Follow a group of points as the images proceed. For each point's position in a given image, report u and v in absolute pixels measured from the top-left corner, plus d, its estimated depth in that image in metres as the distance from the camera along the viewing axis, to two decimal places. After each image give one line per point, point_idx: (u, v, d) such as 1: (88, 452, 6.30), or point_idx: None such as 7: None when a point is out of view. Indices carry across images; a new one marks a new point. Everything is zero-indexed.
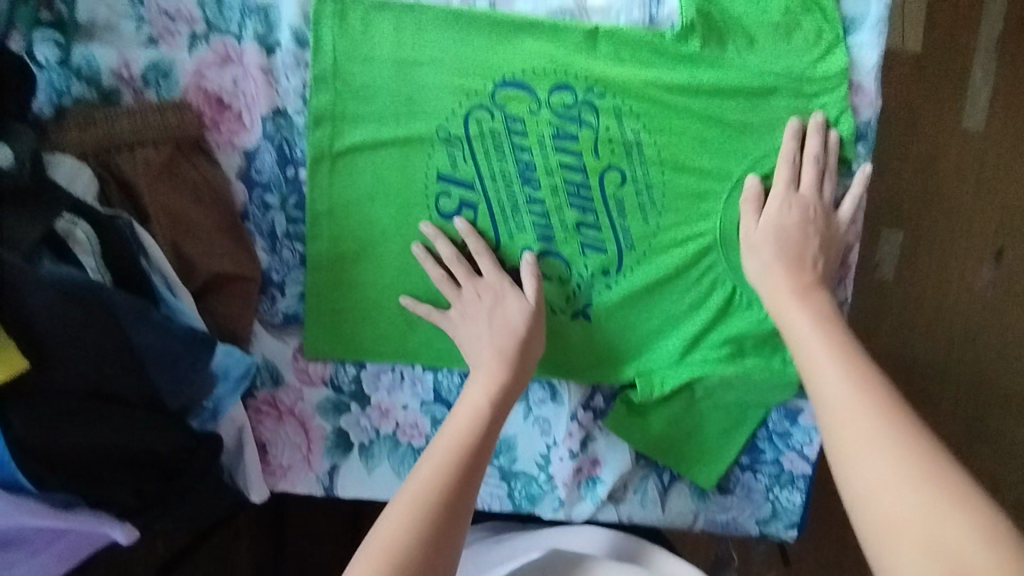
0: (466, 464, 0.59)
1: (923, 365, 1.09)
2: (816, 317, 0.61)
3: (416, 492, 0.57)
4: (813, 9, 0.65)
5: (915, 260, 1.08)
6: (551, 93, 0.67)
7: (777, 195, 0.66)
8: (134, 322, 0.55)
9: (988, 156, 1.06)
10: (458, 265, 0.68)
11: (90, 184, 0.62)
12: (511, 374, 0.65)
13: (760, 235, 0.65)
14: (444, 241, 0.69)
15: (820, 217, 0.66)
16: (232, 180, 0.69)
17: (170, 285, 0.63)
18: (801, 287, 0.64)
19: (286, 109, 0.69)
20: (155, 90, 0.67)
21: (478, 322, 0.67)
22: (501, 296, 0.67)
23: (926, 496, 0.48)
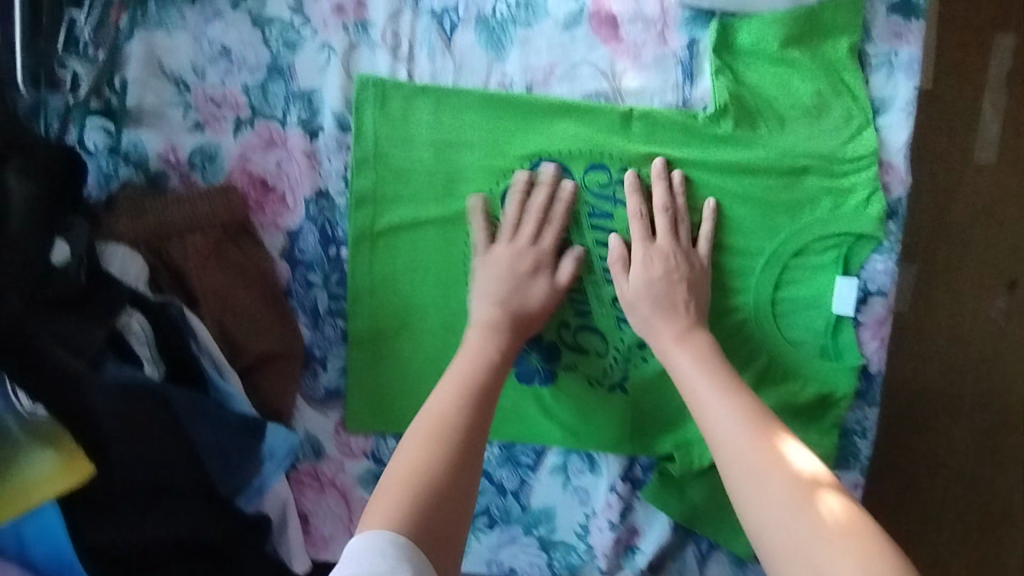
0: (466, 400, 0.60)
1: (938, 397, 1.00)
2: (698, 356, 0.63)
3: (422, 431, 0.57)
4: (844, 92, 0.66)
5: (931, 294, 0.98)
6: (587, 173, 0.69)
7: (636, 247, 0.68)
8: (193, 418, 0.57)
9: (999, 184, 0.97)
10: (533, 222, 0.68)
11: (141, 272, 0.63)
12: (511, 334, 0.65)
13: (632, 293, 0.67)
14: (542, 192, 0.68)
15: (683, 260, 0.67)
16: (275, 259, 0.70)
17: (218, 367, 0.63)
18: (679, 329, 0.65)
19: (328, 190, 0.70)
20: (201, 174, 0.69)
21: (501, 274, 0.67)
22: (534, 268, 0.67)
23: (808, 513, 0.51)
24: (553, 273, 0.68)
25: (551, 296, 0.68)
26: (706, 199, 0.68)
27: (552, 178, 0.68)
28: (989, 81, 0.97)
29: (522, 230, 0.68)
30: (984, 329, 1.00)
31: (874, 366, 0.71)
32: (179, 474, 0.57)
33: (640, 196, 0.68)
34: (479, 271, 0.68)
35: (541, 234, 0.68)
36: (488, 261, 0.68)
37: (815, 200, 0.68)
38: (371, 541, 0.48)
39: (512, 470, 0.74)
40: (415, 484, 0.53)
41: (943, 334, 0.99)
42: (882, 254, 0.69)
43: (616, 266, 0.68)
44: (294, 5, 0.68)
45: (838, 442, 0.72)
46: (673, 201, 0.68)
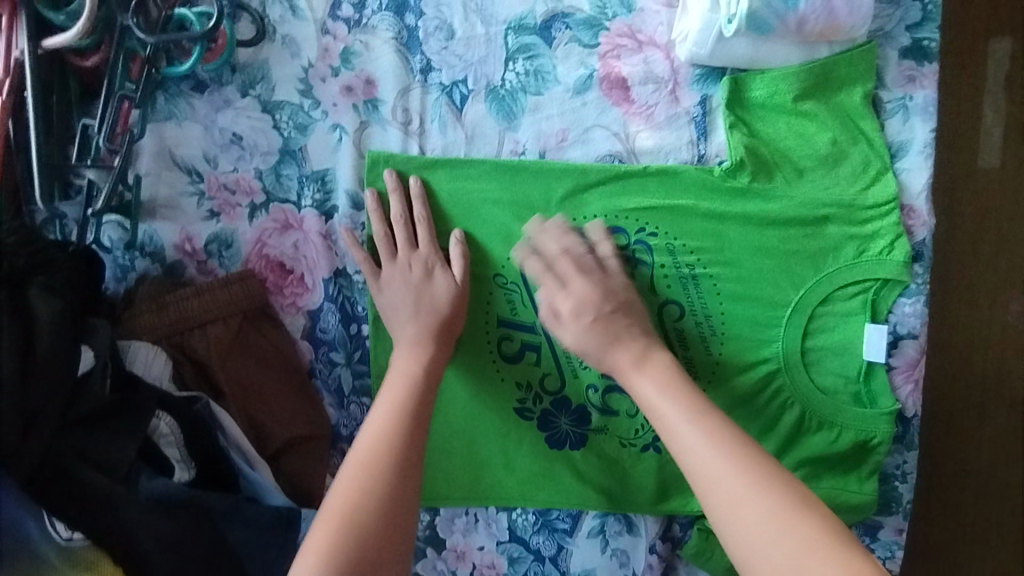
0: (400, 426, 0.58)
1: (971, 407, 0.99)
2: (663, 381, 0.57)
3: (357, 462, 0.56)
4: (859, 140, 0.67)
5: (950, 307, 0.98)
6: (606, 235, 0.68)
7: (563, 296, 0.63)
8: (226, 519, 0.56)
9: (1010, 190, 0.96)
10: (401, 227, 0.66)
11: (164, 367, 0.63)
12: (438, 345, 0.64)
13: (576, 337, 0.62)
14: (397, 199, 0.67)
15: (603, 290, 0.62)
16: (298, 340, 0.70)
17: (248, 458, 0.62)
18: (636, 354, 0.60)
19: (346, 269, 0.69)
20: (218, 261, 0.69)
21: (400, 291, 0.65)
22: (428, 272, 0.66)
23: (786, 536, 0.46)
24: (449, 270, 0.66)
25: (456, 293, 0.66)
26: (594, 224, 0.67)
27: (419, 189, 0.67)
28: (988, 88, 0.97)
29: (397, 246, 0.67)
30: (1000, 332, 0.98)
31: (910, 409, 0.70)
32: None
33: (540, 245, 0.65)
34: (381, 293, 0.66)
35: (419, 238, 0.67)
36: (386, 282, 0.66)
37: (838, 248, 0.67)
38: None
39: (550, 536, 0.72)
40: (345, 523, 0.52)
41: (964, 345, 0.98)
42: (910, 297, 0.69)
43: (548, 317, 0.64)
44: (303, 88, 0.68)
45: (880, 487, 0.71)
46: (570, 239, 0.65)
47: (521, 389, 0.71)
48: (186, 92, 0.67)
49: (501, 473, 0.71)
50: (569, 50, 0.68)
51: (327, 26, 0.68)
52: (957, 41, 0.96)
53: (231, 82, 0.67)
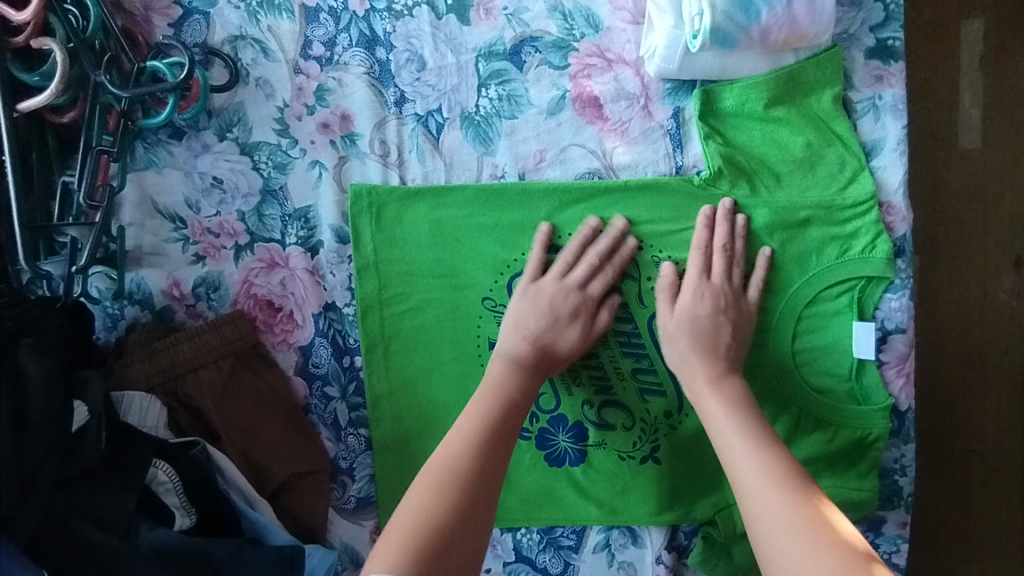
0: (482, 450, 0.58)
1: (969, 388, 0.99)
2: (732, 405, 0.61)
3: (432, 477, 0.56)
4: (833, 142, 0.67)
5: (939, 291, 0.99)
6: None
7: (690, 283, 0.66)
8: (233, 568, 0.56)
9: (991, 171, 0.97)
10: (582, 269, 0.67)
11: (160, 414, 0.63)
12: (530, 382, 0.64)
13: (675, 324, 0.66)
14: (600, 247, 0.67)
15: (732, 301, 0.66)
16: (291, 377, 0.70)
17: (250, 499, 0.63)
18: (714, 373, 0.64)
19: (335, 303, 0.70)
20: (207, 304, 0.69)
21: (539, 313, 0.66)
22: (575, 314, 0.66)
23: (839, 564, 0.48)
24: (593, 319, 0.67)
25: (583, 342, 0.66)
26: (762, 249, 0.68)
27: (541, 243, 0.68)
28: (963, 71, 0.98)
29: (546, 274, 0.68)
30: (993, 314, 0.99)
31: (903, 403, 0.70)
32: None
33: (710, 230, 0.67)
34: (525, 300, 0.67)
35: (573, 273, 0.67)
36: (531, 293, 0.67)
37: (820, 249, 0.68)
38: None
39: (555, 553, 0.72)
40: (418, 535, 0.52)
41: (954, 326, 0.99)
42: (895, 292, 0.69)
43: (664, 293, 0.67)
44: (280, 127, 0.68)
45: (880, 482, 0.70)
46: (713, 235, 0.67)
47: None
48: (165, 140, 0.68)
49: (502, 494, 0.72)
50: (540, 72, 0.69)
51: (299, 65, 0.69)
52: (928, 28, 0.97)
53: (208, 127, 0.68)
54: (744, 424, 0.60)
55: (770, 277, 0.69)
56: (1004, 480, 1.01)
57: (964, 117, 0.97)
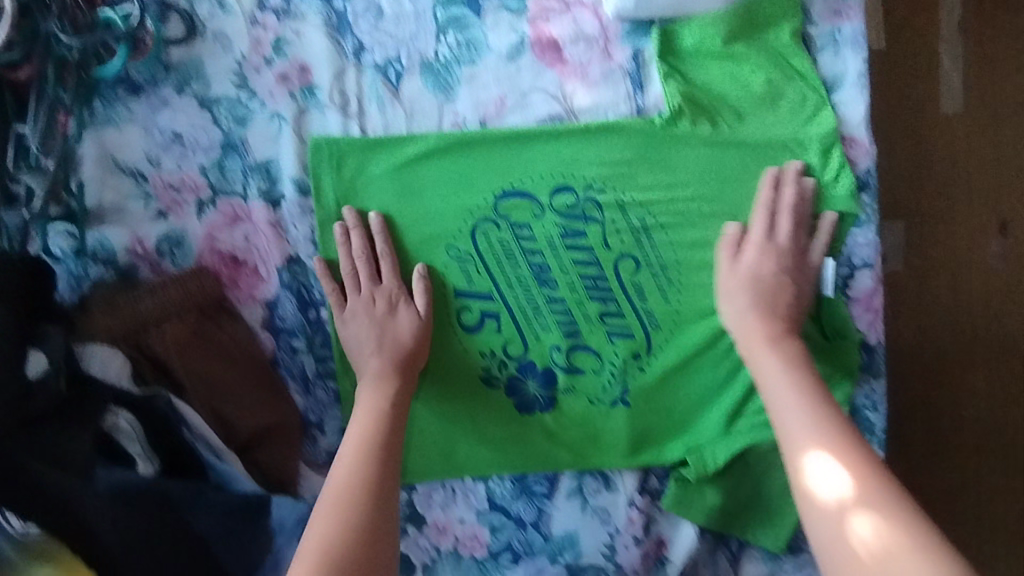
0: (371, 467, 0.60)
1: (953, 353, 1.01)
2: (788, 365, 0.62)
3: (332, 503, 0.57)
4: (793, 78, 0.67)
5: (924, 250, 1.00)
6: (552, 196, 0.69)
7: (754, 246, 0.67)
8: (191, 507, 0.56)
9: (965, 132, 1.00)
10: (366, 264, 0.68)
11: (123, 367, 0.61)
12: (400, 380, 0.66)
13: (736, 283, 0.67)
14: (361, 235, 0.68)
15: (790, 263, 0.67)
16: (258, 331, 0.70)
17: (216, 450, 0.62)
18: (773, 333, 0.65)
19: (299, 256, 0.70)
20: (171, 260, 0.69)
21: (364, 324, 0.67)
22: (391, 306, 0.68)
23: (852, 539, 0.51)
24: (413, 306, 0.68)
25: (420, 327, 0.68)
26: (828, 214, 0.67)
27: (379, 224, 0.68)
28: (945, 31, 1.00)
29: (361, 279, 0.68)
30: (984, 274, 1.00)
31: (872, 338, 0.70)
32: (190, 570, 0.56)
33: (774, 193, 0.67)
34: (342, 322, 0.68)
35: (382, 272, 0.68)
36: (349, 312, 0.67)
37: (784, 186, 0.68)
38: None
39: (528, 501, 0.73)
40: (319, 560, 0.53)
41: (947, 286, 0.99)
42: (862, 227, 0.69)
43: (727, 250, 0.68)
44: (238, 80, 0.68)
45: (851, 419, 0.70)
46: (779, 198, 0.67)
47: (485, 357, 0.71)
48: (123, 96, 0.68)
49: (473, 443, 0.72)
50: (498, 17, 0.69)
51: (256, 18, 0.69)
52: None
53: (166, 82, 0.68)
54: (798, 384, 0.61)
55: (731, 214, 0.69)
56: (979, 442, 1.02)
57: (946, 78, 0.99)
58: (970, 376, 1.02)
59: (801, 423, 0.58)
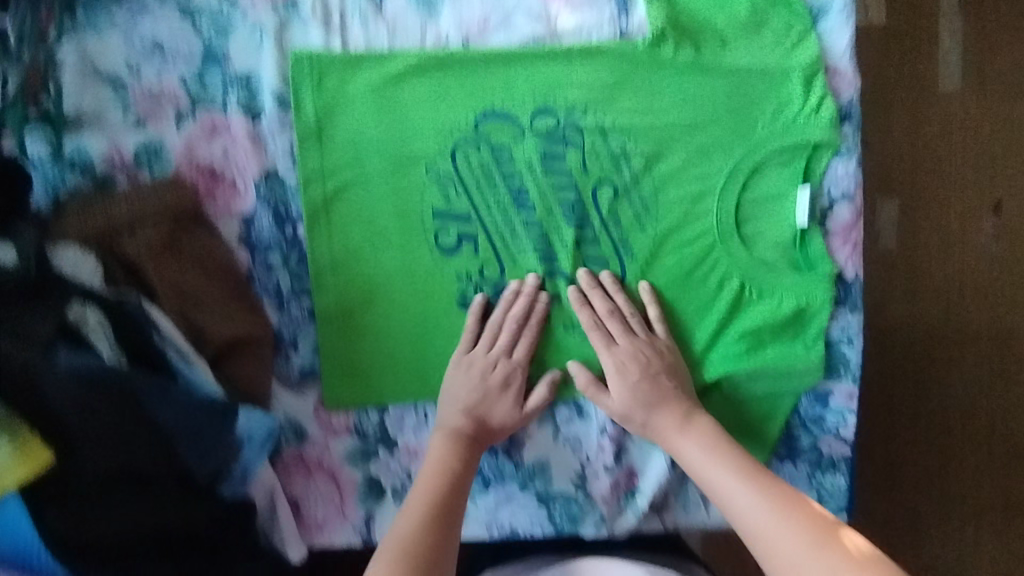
0: (438, 525, 0.62)
1: (934, 336, 1.21)
2: (708, 445, 0.64)
3: (393, 555, 0.59)
4: (778, 5, 0.67)
5: (914, 224, 1.20)
6: (533, 118, 0.69)
7: (616, 389, 0.68)
8: (153, 401, 0.55)
9: (968, 110, 1.19)
10: (510, 330, 0.69)
11: (95, 270, 0.61)
12: (471, 447, 0.68)
13: (621, 405, 0.68)
14: (522, 303, 0.70)
15: (651, 352, 0.68)
16: (233, 246, 0.70)
17: (185, 357, 0.63)
18: (681, 417, 0.67)
19: (277, 170, 0.69)
20: (149, 170, 0.69)
21: (468, 382, 0.69)
22: (506, 381, 0.69)
23: (850, 549, 0.56)
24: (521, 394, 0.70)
25: (514, 418, 0.69)
26: (641, 284, 0.70)
27: (544, 312, 0.70)
28: (938, 25, 1.18)
29: (499, 340, 0.70)
30: (976, 250, 1.20)
31: (849, 272, 0.70)
32: (152, 467, 0.55)
33: (591, 307, 0.69)
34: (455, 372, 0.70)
35: (518, 347, 0.70)
36: (463, 362, 0.69)
37: (766, 113, 0.68)
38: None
39: None
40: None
41: (919, 261, 1.20)
42: (843, 158, 0.69)
43: (590, 389, 0.69)
44: None
45: (825, 353, 0.71)
46: (617, 304, 0.69)
47: (461, 281, 0.71)
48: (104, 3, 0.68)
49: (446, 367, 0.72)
50: None
51: None
52: None
53: None
54: (724, 456, 0.63)
55: (713, 141, 0.68)
56: (924, 431, 1.21)
57: (945, 63, 1.18)
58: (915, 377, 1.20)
59: (743, 486, 0.61)
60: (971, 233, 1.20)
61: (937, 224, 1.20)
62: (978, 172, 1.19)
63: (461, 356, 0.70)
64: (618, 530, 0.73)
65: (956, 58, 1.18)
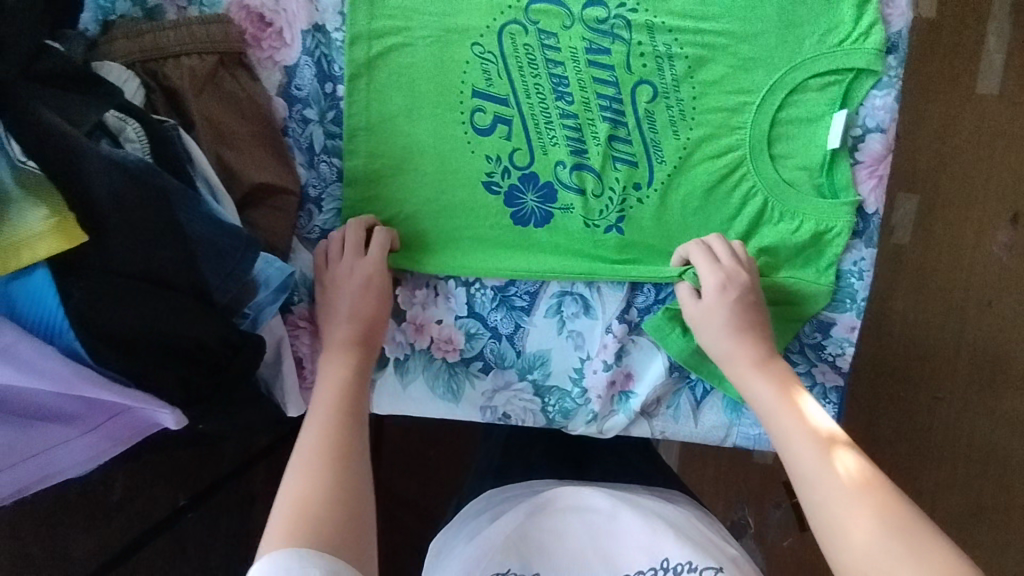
0: (346, 431, 0.60)
1: (935, 331, 1.22)
2: (775, 381, 0.63)
3: (302, 463, 0.57)
4: None
5: (931, 217, 1.20)
6: (584, 8, 0.69)
7: (709, 309, 0.67)
8: (178, 205, 0.55)
9: (1005, 110, 1.18)
10: (350, 239, 0.70)
11: (138, 90, 0.64)
12: (361, 353, 0.67)
13: (703, 319, 0.67)
14: (360, 219, 0.70)
15: (751, 278, 0.67)
16: (272, 96, 0.71)
17: (214, 193, 0.63)
18: (758, 356, 0.65)
19: (324, 25, 0.70)
20: (199, 7, 0.69)
21: (339, 293, 0.69)
22: (368, 280, 0.69)
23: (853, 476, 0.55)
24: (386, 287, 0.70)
25: (384, 302, 0.70)
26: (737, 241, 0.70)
27: (388, 232, 0.70)
28: (989, 17, 1.17)
29: (344, 254, 0.69)
30: (987, 257, 1.20)
31: (870, 206, 0.71)
32: (173, 269, 0.55)
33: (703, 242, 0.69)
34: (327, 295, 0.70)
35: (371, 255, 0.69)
36: (329, 281, 0.69)
37: (814, 32, 0.68)
38: (280, 562, 0.46)
39: (507, 313, 0.73)
40: (300, 515, 0.52)
41: (931, 251, 1.21)
42: (882, 90, 0.70)
43: (689, 294, 0.69)
44: None
45: (835, 282, 0.72)
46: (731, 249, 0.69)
47: (490, 161, 0.71)
48: None
49: (464, 247, 0.72)
50: None
51: None
52: None
53: None
54: (771, 381, 0.63)
55: (757, 54, 0.69)
56: (908, 426, 1.23)
57: (988, 60, 1.18)
58: (907, 376, 1.23)
59: (788, 413, 0.61)
60: (984, 240, 1.20)
61: (954, 216, 1.20)
62: (1004, 174, 1.19)
63: (324, 278, 0.70)
64: (608, 430, 0.74)
65: (999, 60, 1.18)
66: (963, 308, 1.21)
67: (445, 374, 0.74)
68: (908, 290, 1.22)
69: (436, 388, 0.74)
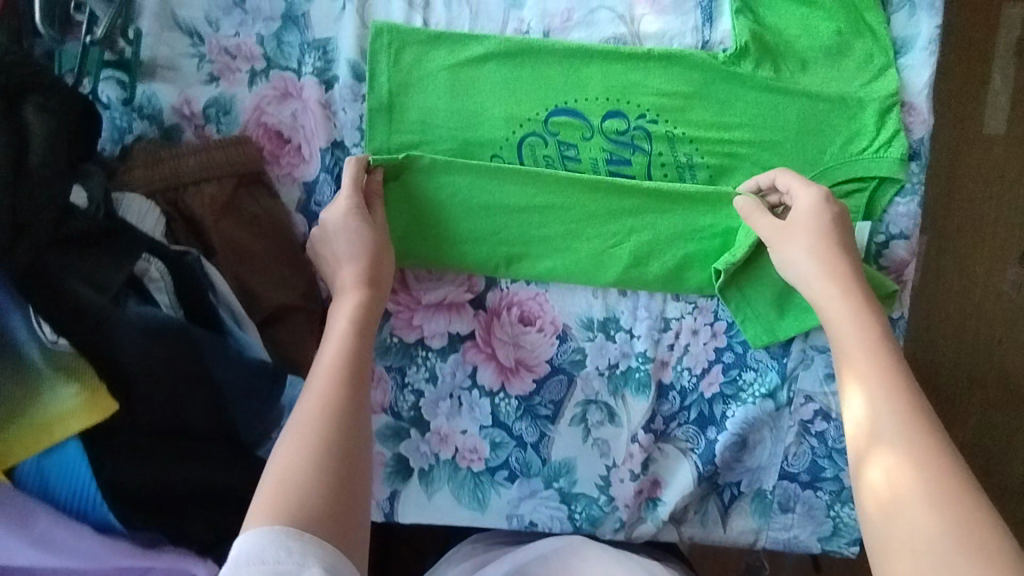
0: (344, 390, 0.56)
1: (947, 369, 1.21)
2: (864, 332, 0.59)
3: (298, 429, 0.54)
4: (865, 33, 0.69)
5: (939, 260, 1.20)
6: (604, 119, 0.68)
7: (800, 237, 0.64)
8: (212, 354, 0.55)
9: (1010, 153, 1.18)
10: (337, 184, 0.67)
11: (158, 222, 0.64)
12: (366, 292, 0.63)
13: (781, 241, 0.64)
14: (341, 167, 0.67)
15: (834, 210, 0.64)
16: (292, 213, 0.70)
17: (237, 319, 0.60)
18: (852, 294, 0.61)
19: (343, 141, 0.69)
20: (216, 126, 0.68)
21: (333, 236, 0.65)
22: (347, 207, 0.64)
23: (915, 459, 0.51)
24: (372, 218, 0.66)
25: (373, 231, 0.65)
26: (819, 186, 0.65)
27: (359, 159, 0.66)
28: (994, 62, 1.17)
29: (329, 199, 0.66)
30: (998, 295, 1.20)
31: (896, 310, 0.70)
32: (201, 419, 0.55)
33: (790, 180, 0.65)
34: (327, 239, 0.66)
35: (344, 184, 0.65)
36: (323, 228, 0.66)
37: (838, 143, 0.68)
38: (274, 536, 0.46)
39: (531, 423, 0.72)
40: (282, 496, 0.50)
41: (943, 292, 1.20)
42: (905, 197, 0.69)
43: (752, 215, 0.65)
44: None
45: None
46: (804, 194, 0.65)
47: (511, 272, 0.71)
48: None
49: (486, 355, 0.72)
50: None
51: None
52: (965, 23, 1.17)
53: None
54: (868, 326, 0.59)
55: (779, 161, 0.68)
56: None
57: (993, 102, 1.18)
58: None
59: (866, 368, 0.57)
60: (993, 277, 1.20)
61: (963, 256, 1.20)
62: (1011, 214, 1.19)
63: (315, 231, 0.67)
64: (636, 535, 0.74)
65: (1004, 100, 1.18)
66: (974, 346, 1.20)
67: (470, 484, 0.73)
68: (918, 336, 1.21)
69: (462, 498, 0.74)
